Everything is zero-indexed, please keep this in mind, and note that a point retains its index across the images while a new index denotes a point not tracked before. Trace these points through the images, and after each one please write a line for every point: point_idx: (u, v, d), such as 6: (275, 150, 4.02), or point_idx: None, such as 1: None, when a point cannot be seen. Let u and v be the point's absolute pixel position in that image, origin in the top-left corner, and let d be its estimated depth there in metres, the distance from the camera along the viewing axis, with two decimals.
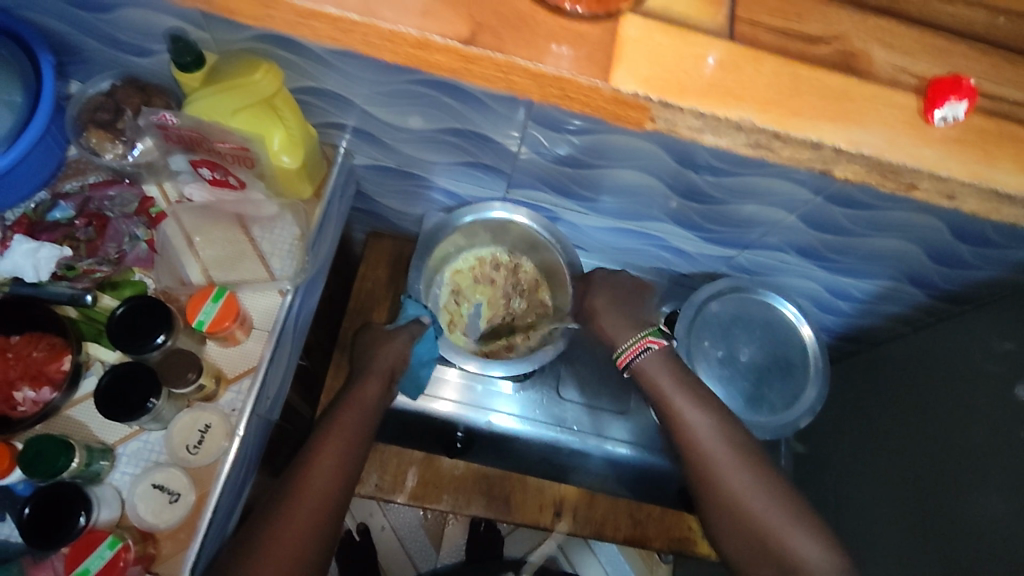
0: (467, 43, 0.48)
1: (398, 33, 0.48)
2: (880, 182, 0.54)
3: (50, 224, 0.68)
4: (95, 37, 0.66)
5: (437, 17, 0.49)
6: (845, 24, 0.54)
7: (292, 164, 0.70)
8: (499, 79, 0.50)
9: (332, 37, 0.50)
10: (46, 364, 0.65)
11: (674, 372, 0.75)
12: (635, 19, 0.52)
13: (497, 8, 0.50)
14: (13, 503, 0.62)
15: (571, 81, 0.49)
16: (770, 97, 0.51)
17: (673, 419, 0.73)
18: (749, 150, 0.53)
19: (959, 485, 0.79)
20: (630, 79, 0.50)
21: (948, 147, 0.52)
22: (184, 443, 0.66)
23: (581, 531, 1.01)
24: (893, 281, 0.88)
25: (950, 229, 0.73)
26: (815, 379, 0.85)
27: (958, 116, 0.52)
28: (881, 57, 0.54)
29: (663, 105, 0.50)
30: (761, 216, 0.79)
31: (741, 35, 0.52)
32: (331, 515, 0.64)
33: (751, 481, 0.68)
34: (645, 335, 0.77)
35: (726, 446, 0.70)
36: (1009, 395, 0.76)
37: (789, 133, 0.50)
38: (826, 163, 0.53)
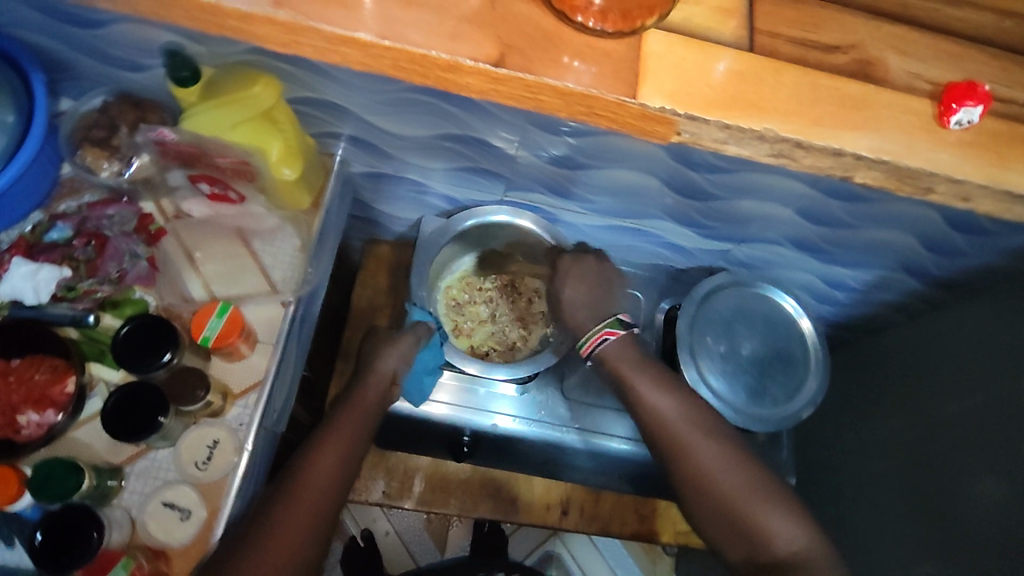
0: (497, 65, 0.49)
1: (429, 58, 0.48)
2: (897, 187, 0.55)
3: (48, 245, 0.67)
4: (87, 53, 0.65)
5: (466, 38, 0.49)
6: (861, 32, 0.55)
7: (292, 176, 0.71)
8: (527, 99, 0.51)
9: (361, 62, 0.50)
10: (50, 386, 0.64)
11: (638, 360, 0.75)
12: (658, 34, 0.52)
13: (521, 26, 0.50)
14: (21, 527, 0.62)
15: (599, 98, 0.50)
16: (794, 107, 0.52)
17: (644, 409, 0.73)
18: (771, 159, 0.54)
19: (959, 470, 0.80)
20: (656, 95, 0.50)
21: (962, 150, 0.54)
22: (193, 459, 0.66)
23: (588, 527, 1.02)
24: (888, 270, 0.90)
25: (944, 220, 0.74)
26: (814, 369, 0.86)
27: (973, 119, 0.53)
28: (895, 65, 0.55)
29: (690, 119, 0.51)
30: (759, 212, 0.80)
31: (761, 46, 0.53)
32: (328, 512, 0.64)
33: (724, 463, 0.69)
34: (604, 325, 0.76)
35: (699, 432, 0.71)
36: (1003, 379, 0.77)
37: (811, 141, 0.51)
38: (846, 170, 0.54)
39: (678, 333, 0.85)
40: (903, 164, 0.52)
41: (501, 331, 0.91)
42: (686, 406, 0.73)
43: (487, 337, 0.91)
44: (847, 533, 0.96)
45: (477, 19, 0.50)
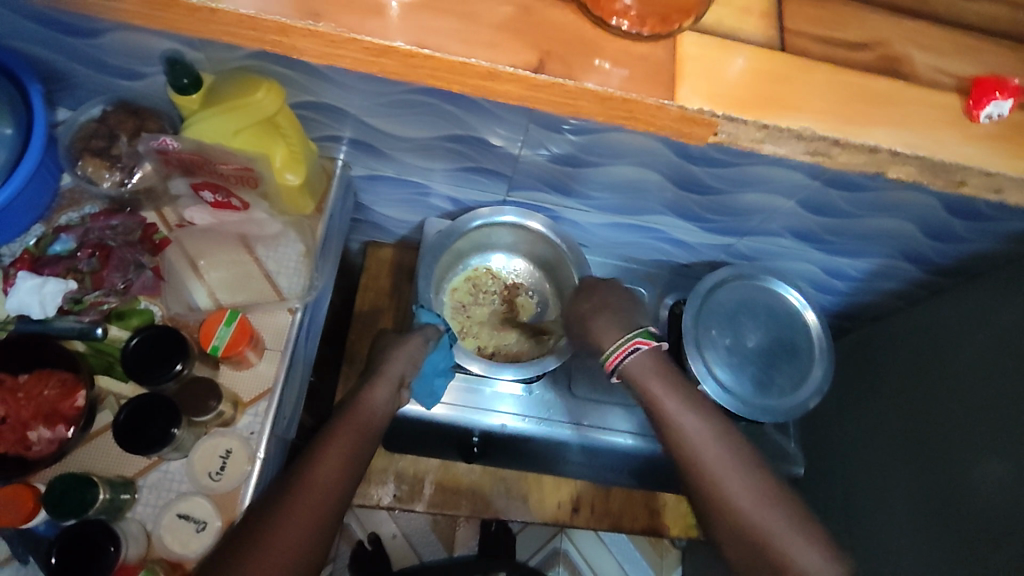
0: (537, 71, 0.50)
1: (469, 66, 0.49)
2: (930, 181, 0.56)
3: (52, 258, 0.66)
4: (83, 62, 0.65)
5: (504, 47, 0.50)
6: (885, 29, 0.57)
7: (296, 181, 0.70)
8: (565, 104, 0.52)
9: (396, 71, 0.51)
10: (59, 401, 0.63)
11: (667, 377, 0.73)
12: (692, 38, 0.54)
13: (556, 32, 0.52)
14: (37, 545, 0.61)
15: (639, 102, 0.51)
16: (827, 107, 0.54)
17: (670, 431, 0.70)
18: (806, 158, 0.55)
19: (965, 454, 0.81)
20: (695, 97, 0.52)
21: (990, 143, 0.55)
22: (206, 470, 0.65)
23: (599, 524, 1.02)
24: (889, 259, 0.90)
25: (943, 205, 0.75)
26: (820, 358, 0.87)
27: (1003, 112, 0.55)
28: (920, 60, 0.57)
29: (727, 119, 0.52)
30: (761, 204, 0.80)
31: (791, 46, 0.56)
32: (331, 515, 0.61)
33: (754, 495, 0.65)
34: (635, 335, 0.75)
35: (726, 457, 0.67)
36: (1003, 364, 0.79)
37: (848, 139, 0.53)
38: (881, 167, 0.56)
39: (684, 326, 0.86)
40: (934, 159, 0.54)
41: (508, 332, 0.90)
42: (719, 432, 0.69)
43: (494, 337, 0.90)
44: (857, 524, 0.97)
45: (513, 26, 0.52)
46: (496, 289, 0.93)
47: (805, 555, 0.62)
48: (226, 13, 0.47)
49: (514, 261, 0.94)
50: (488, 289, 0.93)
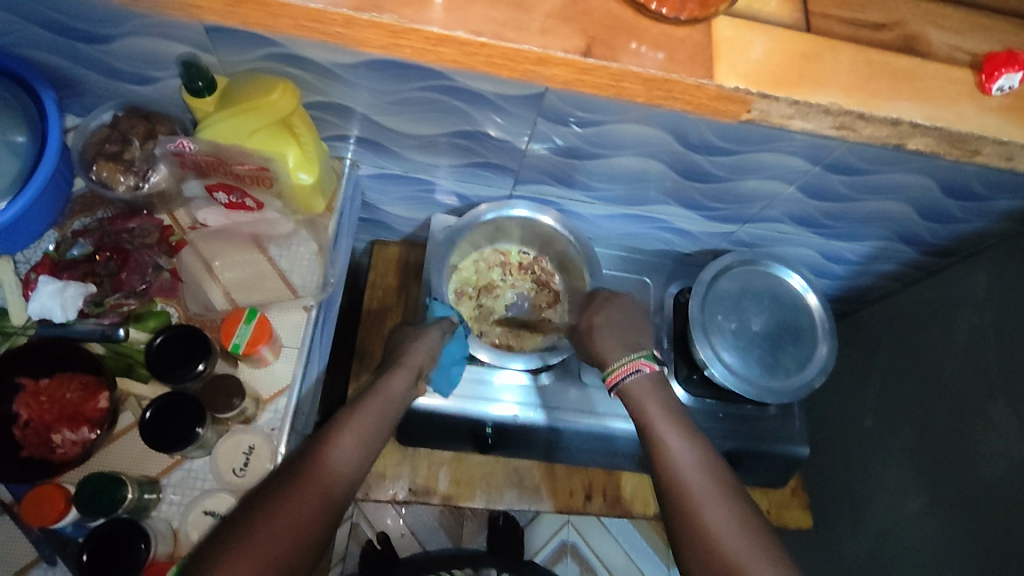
0: (585, 55, 0.52)
1: (522, 52, 0.52)
2: (947, 151, 0.59)
3: (70, 262, 0.68)
4: (96, 68, 0.65)
5: (555, 33, 0.53)
6: (902, 10, 0.60)
7: (309, 180, 0.70)
8: (610, 86, 0.54)
9: (455, 59, 0.54)
10: (82, 403, 0.64)
11: (660, 396, 0.74)
12: (726, 21, 0.56)
13: (603, 19, 0.54)
14: (64, 546, 0.62)
15: (679, 82, 0.53)
16: (853, 83, 0.56)
17: (655, 446, 0.69)
18: (833, 132, 0.58)
19: (971, 429, 0.83)
20: (731, 76, 0.54)
21: (1005, 114, 0.57)
22: (230, 466, 0.66)
23: (612, 511, 1.04)
24: (886, 242, 0.93)
25: (940, 187, 0.77)
26: (822, 338, 0.89)
27: (1013, 84, 0.56)
28: (937, 38, 0.59)
29: (762, 96, 0.54)
30: (764, 190, 0.82)
31: (817, 27, 0.57)
32: (337, 493, 0.60)
33: (726, 515, 0.61)
34: (641, 356, 0.76)
35: (705, 477, 0.65)
36: (1000, 338, 0.81)
37: (873, 112, 0.55)
38: (901, 138, 0.58)
39: (690, 312, 0.88)
40: (955, 130, 0.56)
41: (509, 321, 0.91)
42: (704, 454, 0.67)
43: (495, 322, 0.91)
44: (866, 504, 0.99)
45: (563, 14, 0.53)
46: (508, 277, 0.94)
47: None
48: (296, 7, 0.50)
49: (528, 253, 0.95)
50: (499, 275, 0.94)
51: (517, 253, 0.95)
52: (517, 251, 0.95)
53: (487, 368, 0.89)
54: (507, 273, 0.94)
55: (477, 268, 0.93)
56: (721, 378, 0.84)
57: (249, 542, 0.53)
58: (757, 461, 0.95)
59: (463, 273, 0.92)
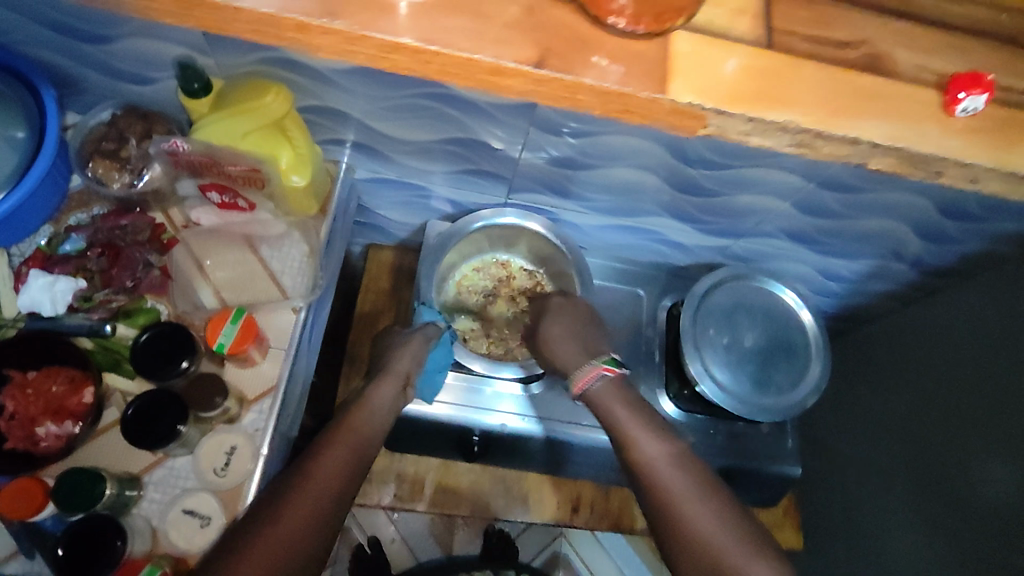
0: (537, 65, 0.52)
1: (475, 61, 0.51)
2: (909, 172, 0.58)
3: (61, 257, 0.68)
4: (96, 68, 0.66)
5: (508, 42, 0.52)
6: (869, 29, 0.59)
7: (301, 183, 0.71)
8: (566, 98, 0.54)
9: (409, 68, 0.53)
10: (67, 398, 0.64)
11: (628, 401, 0.73)
12: (684, 35, 0.56)
13: (561, 32, 0.53)
14: (43, 541, 0.62)
15: (634, 96, 0.53)
16: (813, 101, 0.55)
17: (632, 455, 0.67)
18: (792, 150, 0.57)
19: (966, 451, 0.82)
20: (686, 91, 0.54)
21: (968, 137, 0.57)
22: (211, 466, 0.66)
23: (599, 524, 1.03)
24: (882, 260, 0.92)
25: (937, 207, 0.77)
26: (816, 356, 0.88)
27: (978, 106, 0.56)
28: (905, 58, 0.58)
29: (717, 112, 0.54)
30: (756, 206, 0.82)
31: (780, 44, 0.57)
32: (329, 510, 0.59)
33: (714, 519, 0.60)
34: (601, 362, 0.76)
35: (691, 486, 0.63)
36: (993, 366, 0.80)
37: (832, 131, 0.55)
38: (863, 158, 0.57)
39: (682, 326, 0.87)
40: (917, 151, 0.56)
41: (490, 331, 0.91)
42: (682, 457, 0.66)
43: (476, 329, 0.91)
44: (858, 526, 0.98)
45: (520, 25, 0.53)
46: (504, 290, 0.94)
47: None
48: (247, 12, 0.50)
49: (530, 272, 0.95)
50: (495, 286, 0.94)
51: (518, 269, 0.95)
52: (518, 267, 0.95)
53: (483, 378, 0.88)
54: (503, 286, 0.94)
55: (473, 273, 0.94)
56: (712, 395, 0.83)
57: (254, 554, 0.54)
58: (748, 479, 0.94)
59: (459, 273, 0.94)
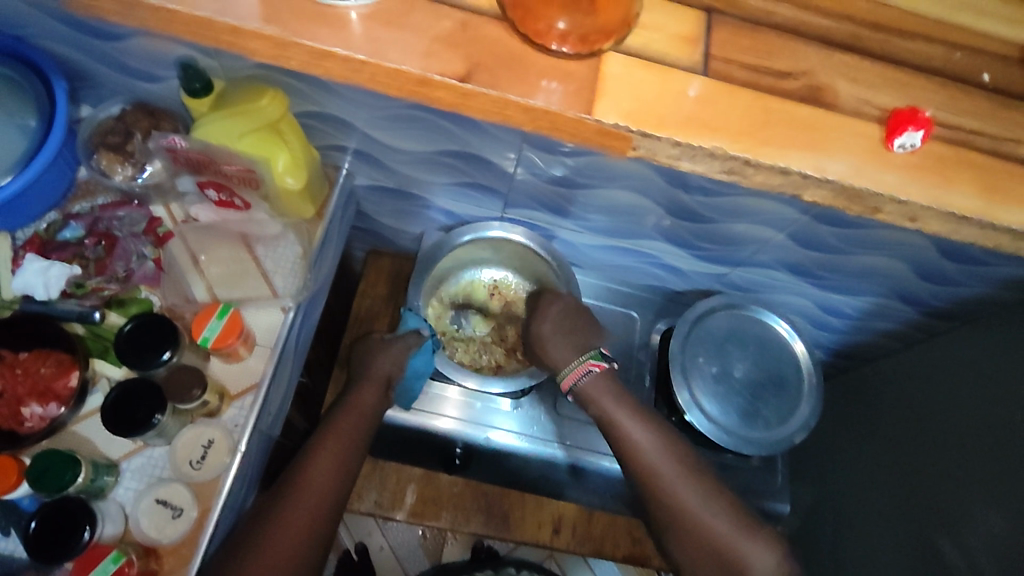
0: (464, 80, 0.50)
1: (402, 72, 0.50)
2: (846, 206, 0.55)
3: (60, 243, 0.71)
4: (106, 63, 0.68)
5: (438, 56, 0.51)
6: (812, 60, 0.56)
7: (296, 186, 0.72)
8: (494, 113, 0.52)
9: (342, 76, 0.52)
10: (54, 380, 0.66)
11: (620, 397, 0.76)
12: (617, 57, 0.53)
13: (491, 47, 0.52)
14: (19, 519, 0.64)
15: (560, 114, 0.51)
16: (743, 128, 0.53)
17: (625, 447, 0.73)
18: (724, 176, 0.55)
19: (955, 504, 0.79)
20: (611, 112, 0.51)
21: (910, 172, 0.54)
22: (188, 458, 0.67)
23: (580, 548, 1.03)
24: (882, 298, 0.90)
25: (936, 248, 0.74)
26: (808, 394, 0.86)
27: (916, 143, 0.53)
28: (846, 91, 0.55)
29: (642, 135, 0.51)
30: (752, 235, 0.80)
31: (717, 72, 0.54)
32: (321, 522, 0.66)
33: (701, 497, 0.69)
34: (589, 356, 0.79)
35: (680, 468, 0.71)
36: (991, 422, 0.77)
37: (760, 159, 0.52)
38: (796, 188, 0.54)
39: (672, 350, 0.86)
40: (846, 183, 0.53)
41: (474, 345, 0.92)
42: (669, 443, 0.73)
43: (461, 340, 0.92)
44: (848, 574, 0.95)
45: (450, 40, 0.52)
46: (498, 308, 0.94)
47: (756, 556, 0.66)
48: (182, 14, 0.49)
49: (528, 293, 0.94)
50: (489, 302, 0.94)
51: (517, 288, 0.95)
52: (516, 285, 0.95)
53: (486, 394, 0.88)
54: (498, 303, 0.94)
55: (468, 285, 0.94)
56: (698, 424, 0.82)
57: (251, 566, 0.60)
58: None
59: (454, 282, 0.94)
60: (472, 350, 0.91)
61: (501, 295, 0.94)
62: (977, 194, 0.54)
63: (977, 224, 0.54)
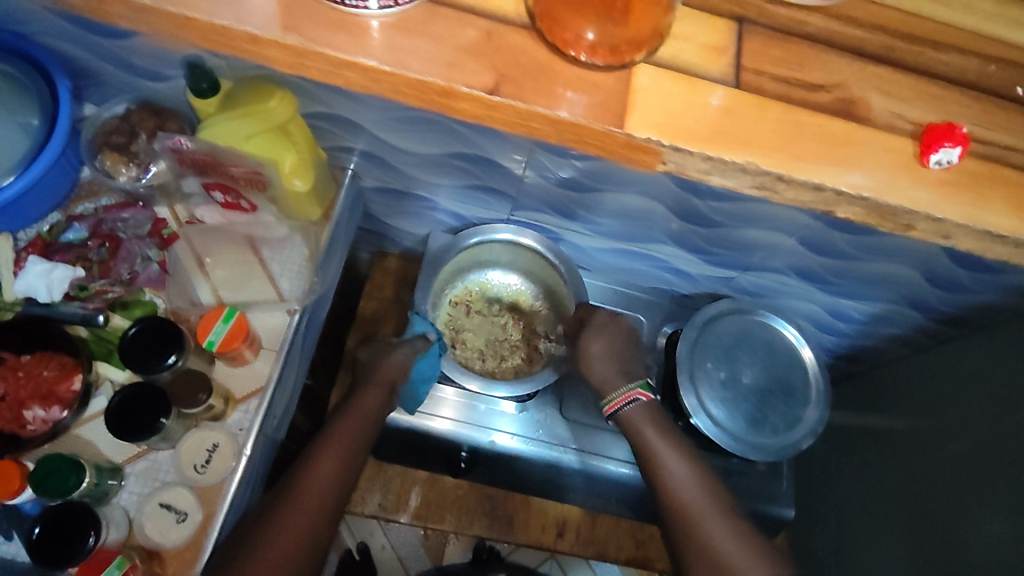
0: (491, 92, 0.49)
1: (426, 83, 0.49)
2: (878, 223, 0.55)
3: (63, 245, 0.70)
4: (109, 61, 0.66)
5: (464, 66, 0.50)
6: (846, 72, 0.55)
7: (304, 187, 0.72)
8: (519, 125, 0.51)
9: (363, 85, 0.51)
10: (57, 383, 0.66)
11: (661, 426, 0.75)
12: (649, 68, 0.52)
13: (518, 58, 0.51)
14: (20, 522, 0.64)
15: (587, 127, 0.50)
16: (775, 142, 0.52)
17: (654, 469, 0.72)
18: (754, 191, 0.54)
19: (962, 509, 0.79)
20: (643, 125, 0.51)
21: (942, 189, 0.53)
22: (192, 462, 0.67)
23: (583, 551, 1.02)
24: (893, 304, 0.89)
25: (947, 255, 0.73)
26: (815, 399, 0.86)
27: (953, 159, 0.53)
28: (879, 105, 0.54)
29: (674, 150, 0.51)
30: (762, 241, 0.80)
31: (746, 83, 0.53)
32: (322, 527, 0.64)
33: (726, 531, 0.65)
34: (636, 386, 0.78)
35: (709, 500, 0.68)
36: (998, 427, 0.77)
37: (793, 175, 0.52)
38: (827, 206, 0.54)
39: (680, 355, 0.85)
40: (882, 201, 0.52)
41: (481, 349, 0.91)
42: (702, 475, 0.70)
43: (468, 343, 0.92)
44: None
45: (476, 49, 0.50)
46: (507, 314, 0.93)
47: None
48: (197, 21, 0.48)
49: (538, 301, 0.94)
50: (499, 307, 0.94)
51: (527, 295, 0.94)
52: (527, 292, 0.94)
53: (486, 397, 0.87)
54: (508, 309, 0.94)
55: (478, 288, 0.94)
56: (705, 429, 0.81)
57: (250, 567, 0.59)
58: None
59: (464, 284, 0.94)
60: (480, 354, 0.91)
61: (511, 301, 0.94)
62: (1011, 212, 0.54)
63: (1015, 243, 0.54)
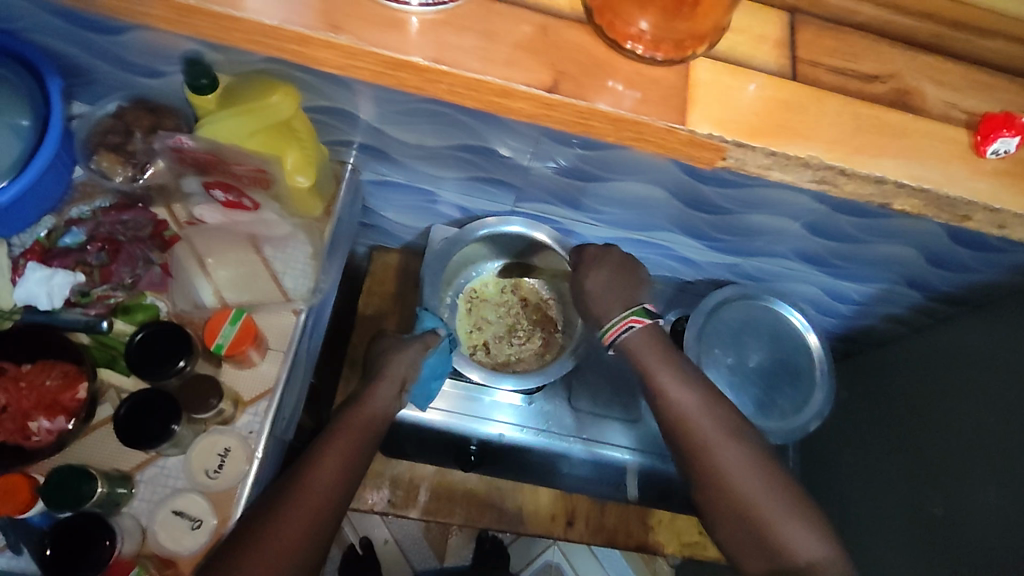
0: (551, 90, 0.48)
1: (486, 83, 0.48)
2: (934, 213, 0.56)
3: (62, 250, 0.68)
4: (105, 59, 0.64)
5: (522, 64, 0.48)
6: (899, 62, 0.55)
7: (307, 183, 0.70)
8: (578, 124, 0.50)
9: (417, 86, 0.50)
10: (61, 393, 0.63)
11: (664, 353, 0.71)
12: (705, 63, 0.52)
13: (574, 54, 0.49)
14: (28, 535, 0.62)
15: (649, 125, 0.49)
16: (836, 136, 0.52)
17: (666, 403, 0.69)
18: (813, 185, 0.55)
19: (965, 484, 0.81)
20: (705, 121, 0.50)
21: (1000, 179, 0.54)
22: (204, 467, 0.65)
23: (592, 539, 1.03)
24: (890, 284, 0.91)
25: (949, 235, 0.74)
26: (821, 382, 0.86)
27: (1010, 148, 0.52)
28: (933, 94, 0.55)
29: (737, 146, 0.50)
30: (770, 226, 0.80)
31: (803, 75, 0.53)
32: (326, 519, 0.64)
33: (739, 463, 0.65)
34: (630, 313, 0.72)
35: (722, 431, 0.67)
36: (1001, 404, 0.78)
37: (854, 168, 0.51)
38: (885, 197, 0.54)
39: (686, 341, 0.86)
40: (942, 192, 0.52)
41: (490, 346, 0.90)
42: (715, 407, 0.68)
43: (477, 341, 0.90)
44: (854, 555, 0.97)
45: (532, 45, 0.49)
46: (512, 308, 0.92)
47: (799, 534, 0.62)
48: (244, 23, 0.46)
49: (543, 293, 0.93)
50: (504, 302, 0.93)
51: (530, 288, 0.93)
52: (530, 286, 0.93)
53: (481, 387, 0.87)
54: (512, 303, 0.93)
55: (479, 286, 0.93)
56: None
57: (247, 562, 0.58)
58: None
59: (465, 282, 0.92)
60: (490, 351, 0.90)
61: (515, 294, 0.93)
62: None
63: None
